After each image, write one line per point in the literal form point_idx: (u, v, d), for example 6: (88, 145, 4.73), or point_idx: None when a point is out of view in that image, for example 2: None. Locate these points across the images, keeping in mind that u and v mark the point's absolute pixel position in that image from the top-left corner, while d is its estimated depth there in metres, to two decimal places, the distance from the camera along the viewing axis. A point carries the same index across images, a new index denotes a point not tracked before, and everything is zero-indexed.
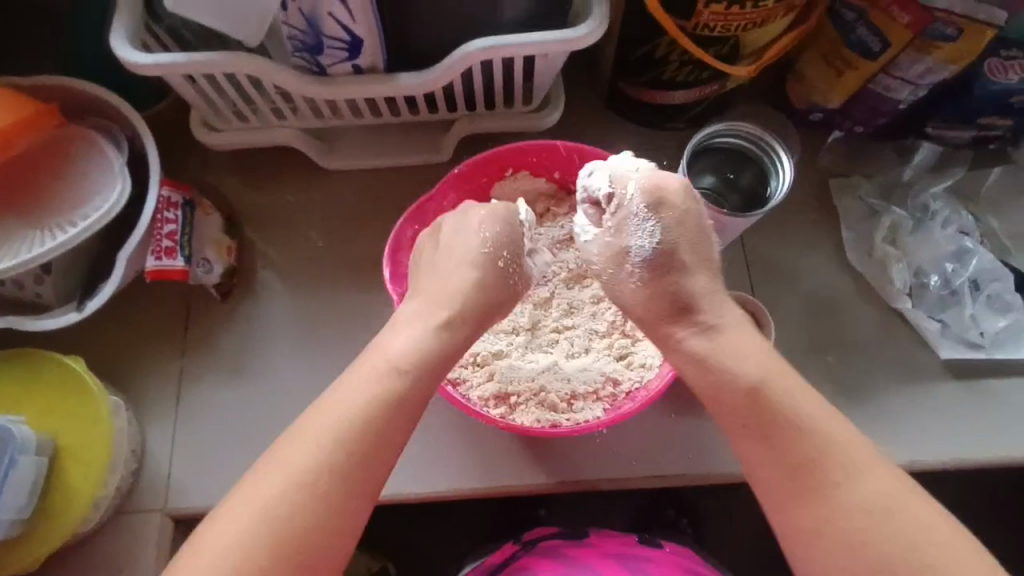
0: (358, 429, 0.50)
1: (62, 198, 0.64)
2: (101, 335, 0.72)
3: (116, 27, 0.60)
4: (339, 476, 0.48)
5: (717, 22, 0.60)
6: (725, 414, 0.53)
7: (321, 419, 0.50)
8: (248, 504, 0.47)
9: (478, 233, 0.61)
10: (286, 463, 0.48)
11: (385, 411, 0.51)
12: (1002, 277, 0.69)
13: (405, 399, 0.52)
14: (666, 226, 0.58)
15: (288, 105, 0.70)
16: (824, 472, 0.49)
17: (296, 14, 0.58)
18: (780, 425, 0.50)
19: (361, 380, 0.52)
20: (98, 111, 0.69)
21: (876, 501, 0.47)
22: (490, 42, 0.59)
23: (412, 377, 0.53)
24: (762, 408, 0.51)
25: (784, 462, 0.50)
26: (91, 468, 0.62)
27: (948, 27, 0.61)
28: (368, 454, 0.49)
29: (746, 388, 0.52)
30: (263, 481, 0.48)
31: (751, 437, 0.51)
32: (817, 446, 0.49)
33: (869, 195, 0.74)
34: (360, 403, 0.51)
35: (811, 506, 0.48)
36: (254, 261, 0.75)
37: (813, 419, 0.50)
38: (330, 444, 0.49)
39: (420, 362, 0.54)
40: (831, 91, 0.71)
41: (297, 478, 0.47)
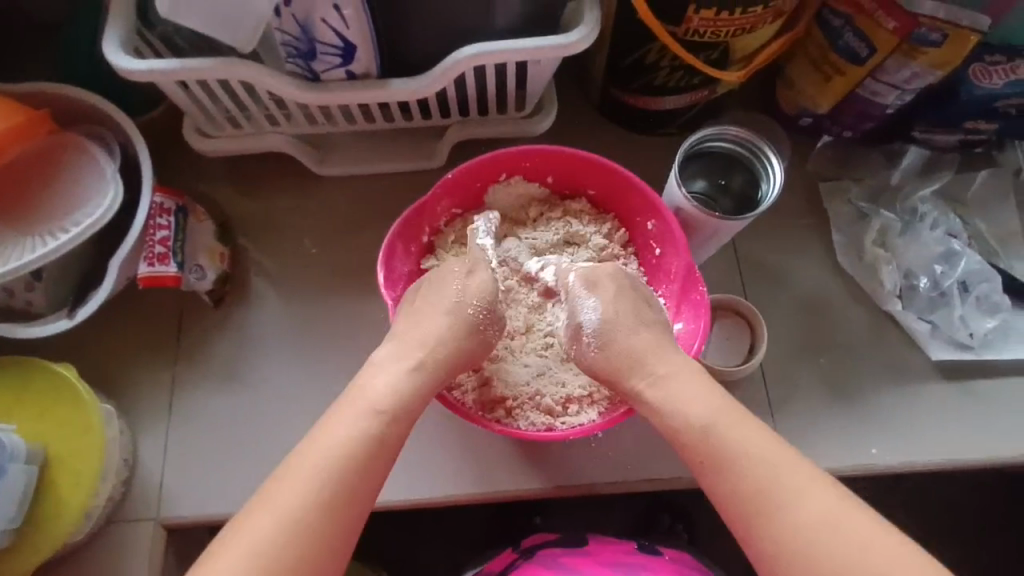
0: (342, 469, 0.50)
1: (54, 205, 0.64)
2: (92, 342, 0.72)
3: (109, 34, 0.61)
4: (323, 517, 0.48)
5: (707, 28, 0.60)
6: (688, 450, 0.53)
7: (304, 461, 0.50)
8: (234, 557, 0.46)
9: (450, 289, 0.60)
10: (272, 506, 0.48)
11: (368, 452, 0.51)
12: (990, 278, 0.70)
13: (386, 440, 0.52)
14: (606, 300, 0.60)
15: (282, 112, 0.70)
16: (781, 502, 0.49)
17: (289, 21, 0.59)
18: (733, 459, 0.51)
19: (341, 421, 0.52)
20: (90, 118, 0.69)
21: (830, 526, 0.47)
22: (482, 48, 0.60)
23: (393, 419, 0.53)
24: (711, 443, 0.52)
25: (742, 495, 0.50)
26: (82, 477, 0.62)
27: (933, 32, 0.62)
28: (353, 490, 0.50)
29: (695, 425, 0.53)
30: (247, 532, 0.47)
31: (709, 473, 0.52)
32: (767, 476, 0.50)
33: (859, 199, 0.75)
34: (342, 444, 0.50)
35: (773, 537, 0.48)
36: (247, 268, 0.75)
37: (769, 452, 0.51)
38: (312, 489, 0.48)
39: (400, 405, 0.54)
40: (820, 96, 0.72)
41: (283, 521, 0.47)
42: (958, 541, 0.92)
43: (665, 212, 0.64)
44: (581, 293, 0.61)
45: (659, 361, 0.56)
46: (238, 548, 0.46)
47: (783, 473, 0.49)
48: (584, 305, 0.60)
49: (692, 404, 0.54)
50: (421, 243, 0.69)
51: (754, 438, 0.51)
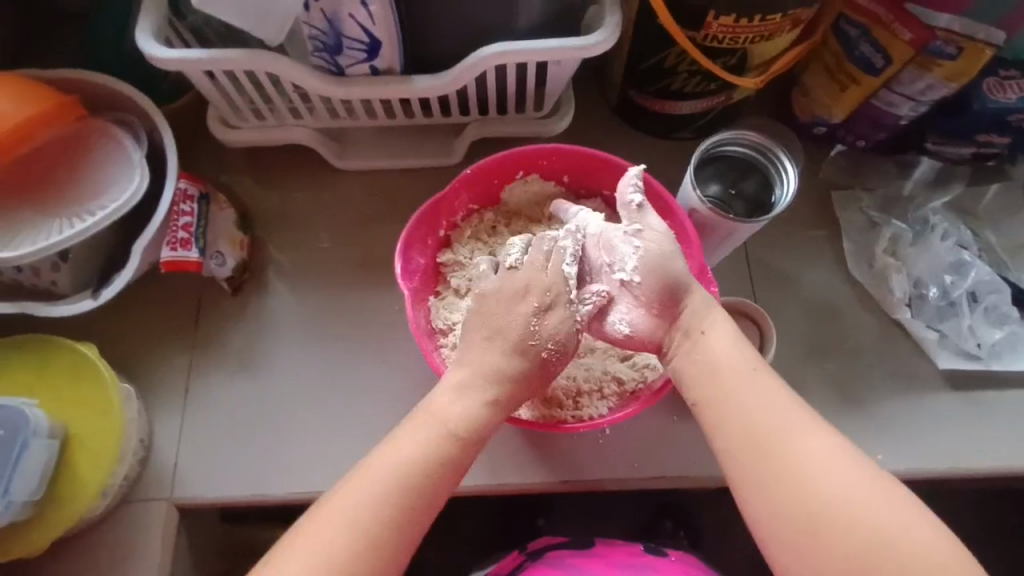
0: (412, 499, 0.50)
1: (82, 188, 0.65)
2: (111, 325, 0.73)
3: (141, 23, 0.62)
4: (394, 533, 0.49)
5: (726, 34, 0.62)
6: (691, 384, 0.55)
7: (372, 477, 0.50)
8: (327, 539, 0.48)
9: (527, 319, 0.56)
10: (346, 518, 0.49)
11: (441, 474, 0.52)
12: (1000, 289, 0.71)
13: (462, 462, 0.53)
14: None
15: (305, 105, 0.72)
16: (773, 437, 0.50)
17: (318, 17, 0.60)
18: (746, 394, 0.52)
19: (415, 443, 0.52)
20: (118, 104, 0.71)
21: (819, 465, 0.48)
22: (505, 47, 0.61)
23: (467, 444, 0.54)
24: (712, 374, 0.54)
25: (747, 431, 0.51)
26: (100, 455, 0.63)
27: (948, 45, 0.63)
28: (420, 509, 0.51)
29: (717, 357, 0.54)
30: (342, 516, 0.49)
31: (712, 405, 0.53)
32: (765, 415, 0.51)
33: (871, 208, 0.76)
34: (415, 471, 0.51)
35: (768, 474, 0.49)
36: (266, 256, 0.76)
37: (766, 395, 0.52)
38: (384, 506, 0.49)
39: (474, 432, 0.54)
40: (835, 105, 0.73)
41: (357, 541, 0.48)
42: None
43: (677, 211, 0.65)
44: None
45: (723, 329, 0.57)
46: (317, 533, 0.48)
47: (790, 416, 0.51)
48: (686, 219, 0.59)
49: (718, 341, 0.55)
50: (438, 237, 0.70)
51: (758, 381, 0.53)
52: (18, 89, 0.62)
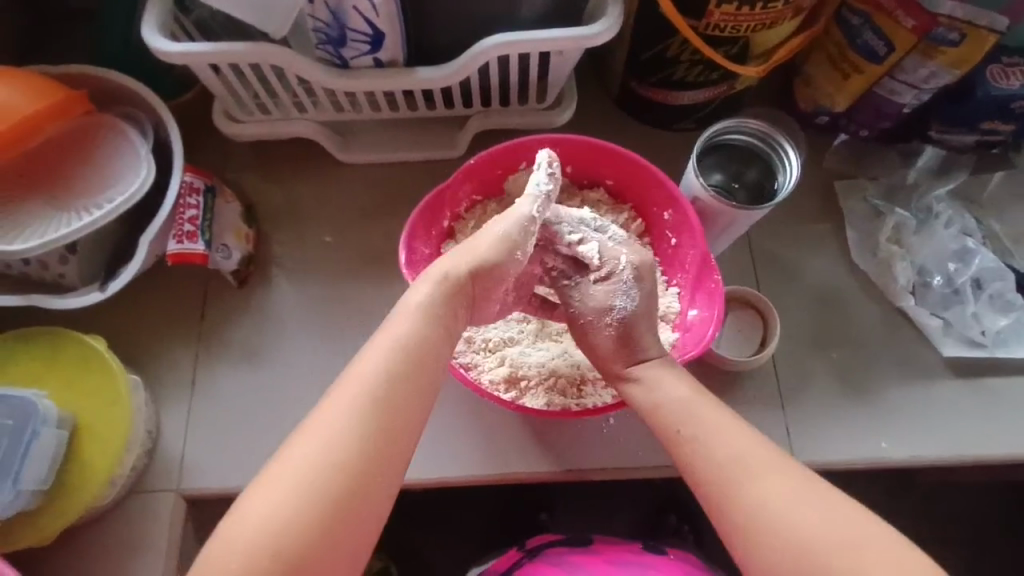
0: (384, 394, 0.50)
1: (89, 182, 0.66)
2: (117, 317, 0.74)
3: (147, 17, 0.63)
4: (371, 431, 0.48)
5: (728, 22, 0.62)
6: (664, 426, 0.55)
7: (342, 396, 0.49)
8: (315, 460, 0.47)
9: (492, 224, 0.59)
10: (326, 429, 0.48)
11: (411, 360, 0.52)
12: (1005, 277, 0.71)
13: (432, 346, 0.53)
14: (643, 296, 0.59)
15: (309, 98, 0.72)
16: (747, 477, 0.50)
17: (321, 8, 0.61)
18: (706, 433, 0.53)
19: (386, 339, 0.52)
20: (124, 99, 0.71)
21: (795, 505, 0.48)
22: (506, 37, 0.62)
23: (435, 329, 0.54)
24: (686, 414, 0.54)
25: (714, 472, 0.51)
26: (108, 445, 0.63)
27: (951, 32, 0.63)
28: (398, 404, 0.50)
29: (671, 403, 0.55)
30: (325, 430, 0.48)
31: (682, 447, 0.54)
32: (735, 454, 0.51)
33: (875, 196, 0.76)
34: (383, 367, 0.51)
35: (740, 514, 0.49)
36: (270, 249, 0.77)
37: (737, 437, 0.52)
38: (358, 410, 0.49)
39: (442, 316, 0.55)
40: (838, 94, 0.73)
41: (341, 449, 0.47)
42: (964, 551, 0.92)
43: (680, 200, 0.66)
44: (631, 284, 0.59)
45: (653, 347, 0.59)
46: (291, 467, 0.47)
47: (757, 453, 0.51)
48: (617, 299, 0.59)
49: (672, 386, 0.56)
50: (443, 227, 0.70)
51: (729, 422, 0.54)
52: (25, 84, 0.63)
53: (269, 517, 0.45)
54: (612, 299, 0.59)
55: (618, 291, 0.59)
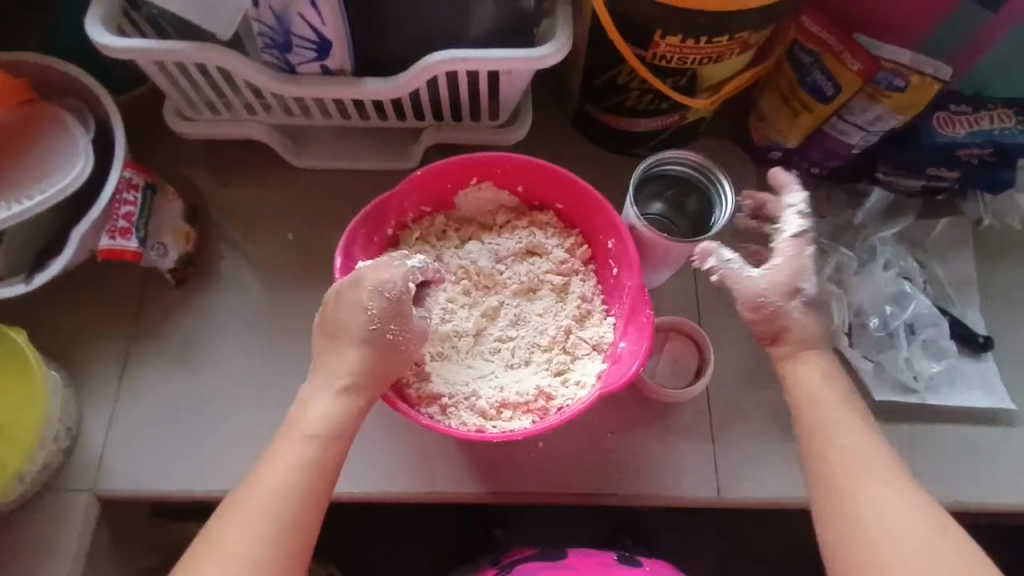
0: (284, 505, 0.53)
1: (23, 172, 0.65)
2: (48, 311, 0.72)
3: (91, 11, 0.62)
4: (285, 527, 0.52)
5: (674, 53, 0.62)
6: (812, 412, 0.56)
7: (284, 457, 0.55)
8: (245, 535, 0.51)
9: (363, 313, 0.58)
10: (247, 518, 0.52)
11: (319, 474, 0.55)
12: (937, 322, 0.71)
13: (330, 461, 0.55)
14: (792, 270, 0.58)
15: (259, 101, 0.72)
16: (865, 477, 0.52)
17: (267, 14, 0.60)
18: (847, 431, 0.55)
19: (285, 452, 0.55)
20: (70, 90, 0.70)
21: (905, 514, 0.50)
22: (452, 54, 0.62)
23: (327, 443, 0.56)
24: (839, 411, 0.56)
25: (879, 462, 0.53)
26: (18, 442, 0.62)
27: (896, 78, 0.64)
28: (310, 504, 0.54)
29: (829, 396, 0.57)
30: (249, 507, 0.53)
31: (815, 433, 0.55)
32: (871, 459, 0.53)
33: (821, 235, 0.75)
34: (285, 479, 0.54)
35: (849, 506, 0.52)
36: (213, 250, 0.76)
37: (869, 441, 0.54)
38: (280, 508, 0.53)
39: (337, 430, 0.57)
40: (788, 130, 0.73)
41: (254, 539, 0.51)
42: None
43: (622, 230, 0.65)
44: (793, 267, 0.58)
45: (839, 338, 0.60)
46: (224, 548, 0.51)
47: (891, 463, 0.53)
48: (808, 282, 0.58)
49: (823, 381, 0.57)
50: (384, 235, 0.68)
51: (869, 427, 0.55)
52: None
53: None
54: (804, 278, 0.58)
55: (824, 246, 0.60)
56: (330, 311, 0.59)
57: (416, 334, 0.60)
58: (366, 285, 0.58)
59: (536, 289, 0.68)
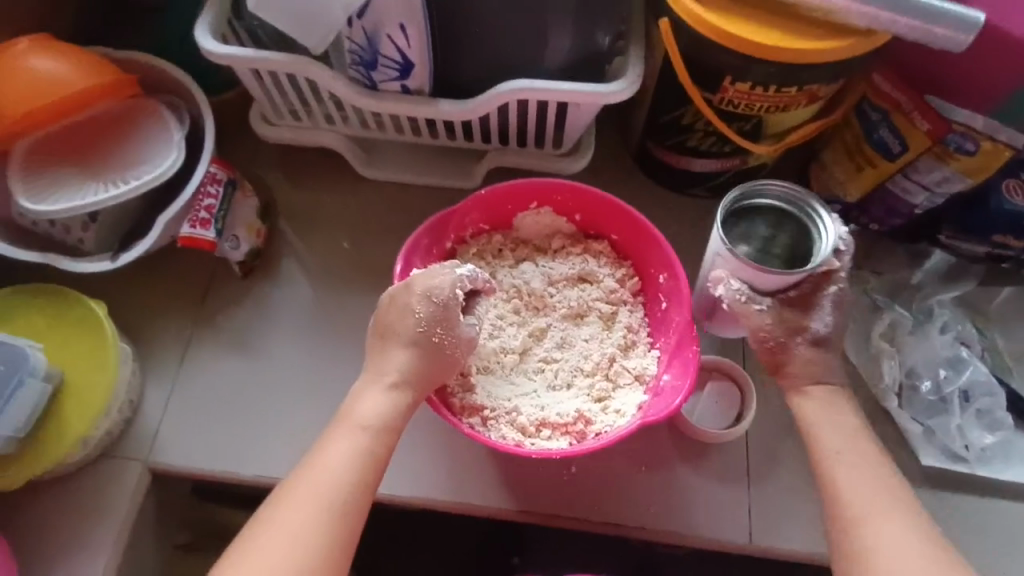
0: (331, 497, 0.55)
1: (123, 158, 0.70)
2: (125, 289, 0.78)
3: (202, 19, 0.68)
4: (338, 514, 0.55)
5: (741, 100, 0.63)
6: (827, 444, 0.60)
7: (335, 448, 0.57)
8: (303, 513, 0.54)
9: (411, 316, 0.61)
10: (303, 502, 0.54)
11: (370, 465, 0.57)
12: (993, 392, 0.69)
13: (380, 454, 0.58)
14: (812, 312, 0.63)
15: (339, 113, 0.77)
16: (876, 507, 0.56)
17: (359, 33, 0.65)
18: (861, 463, 0.59)
19: (337, 444, 0.58)
20: (170, 88, 0.76)
21: (913, 544, 0.55)
22: (526, 83, 0.65)
23: (378, 437, 0.58)
24: (853, 445, 0.60)
25: (880, 496, 0.57)
26: (88, 407, 0.66)
27: (966, 140, 0.64)
28: (351, 498, 0.55)
29: (850, 431, 0.61)
30: (307, 484, 0.55)
31: (830, 466, 0.59)
32: (881, 490, 0.57)
33: (875, 291, 0.75)
34: (334, 467, 0.56)
35: (865, 536, 0.55)
36: (280, 247, 0.80)
37: (879, 468, 0.59)
38: (331, 494, 0.55)
39: (389, 422, 0.59)
40: (850, 184, 0.73)
41: (307, 520, 0.54)
42: None
43: (677, 266, 0.67)
44: (814, 308, 0.63)
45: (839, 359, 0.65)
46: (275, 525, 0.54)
47: (900, 493, 0.57)
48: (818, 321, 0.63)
49: (842, 414, 0.62)
50: (444, 248, 0.71)
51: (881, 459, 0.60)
52: (82, 59, 0.68)
53: (268, 563, 0.52)
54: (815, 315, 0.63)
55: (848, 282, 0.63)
56: (383, 314, 0.62)
57: (462, 341, 0.62)
58: (416, 290, 0.61)
59: (584, 314, 0.69)
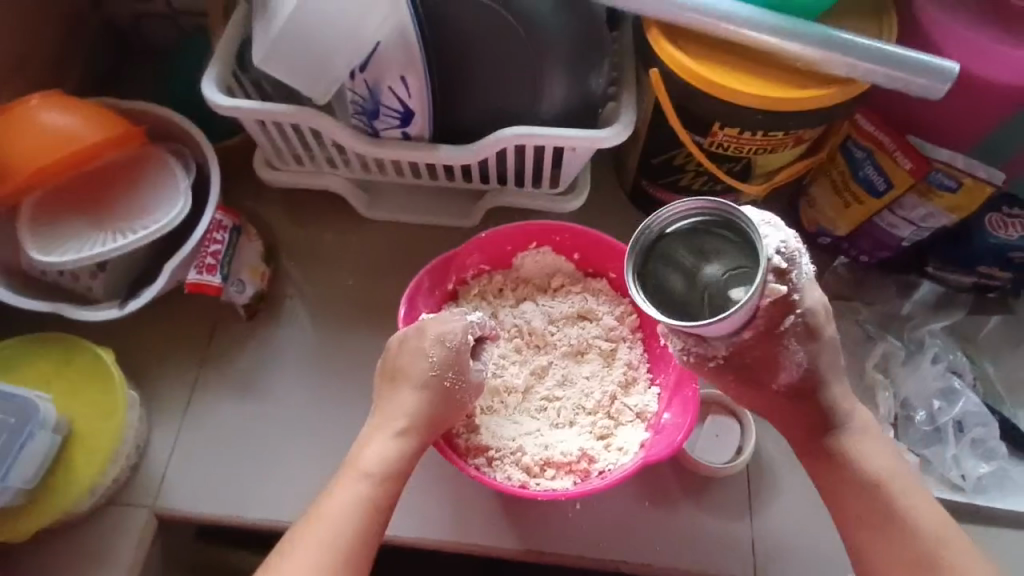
0: (338, 543, 0.56)
1: (131, 208, 0.72)
2: (131, 334, 0.79)
3: (208, 72, 0.70)
4: (345, 560, 0.55)
5: (730, 143, 0.65)
6: (850, 508, 0.60)
7: (342, 493, 0.58)
8: (309, 564, 0.55)
9: (425, 359, 0.62)
10: (309, 552, 0.55)
11: (375, 511, 0.58)
12: (986, 422, 0.70)
13: (387, 499, 0.58)
14: (784, 353, 0.61)
15: (340, 157, 0.78)
16: (925, 562, 0.56)
17: (361, 84, 0.68)
18: (896, 520, 0.58)
19: (342, 491, 0.58)
20: (175, 136, 0.78)
21: None
22: (524, 129, 0.67)
23: (387, 481, 0.59)
24: (883, 500, 0.58)
25: (910, 568, 0.56)
26: (97, 454, 0.67)
27: (947, 178, 0.66)
28: (358, 544, 0.56)
29: (872, 488, 0.59)
30: (314, 533, 0.56)
31: (865, 530, 0.59)
32: (925, 547, 0.57)
33: (867, 321, 0.77)
34: (340, 514, 0.57)
35: None
36: (284, 288, 0.81)
37: (918, 517, 0.58)
38: (338, 541, 0.56)
39: (389, 469, 0.60)
40: (838, 219, 0.75)
41: (314, 568, 0.55)
42: None
43: None
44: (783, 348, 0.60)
45: (837, 387, 0.62)
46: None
47: (946, 542, 0.57)
48: (792, 357, 0.61)
49: (870, 463, 0.60)
50: (446, 289, 0.73)
51: (919, 506, 0.58)
52: (91, 113, 0.70)
53: None
54: (788, 350, 0.60)
55: (813, 302, 0.60)
56: (392, 358, 0.64)
57: (471, 386, 0.63)
58: (430, 334, 0.62)
59: (585, 352, 0.71)
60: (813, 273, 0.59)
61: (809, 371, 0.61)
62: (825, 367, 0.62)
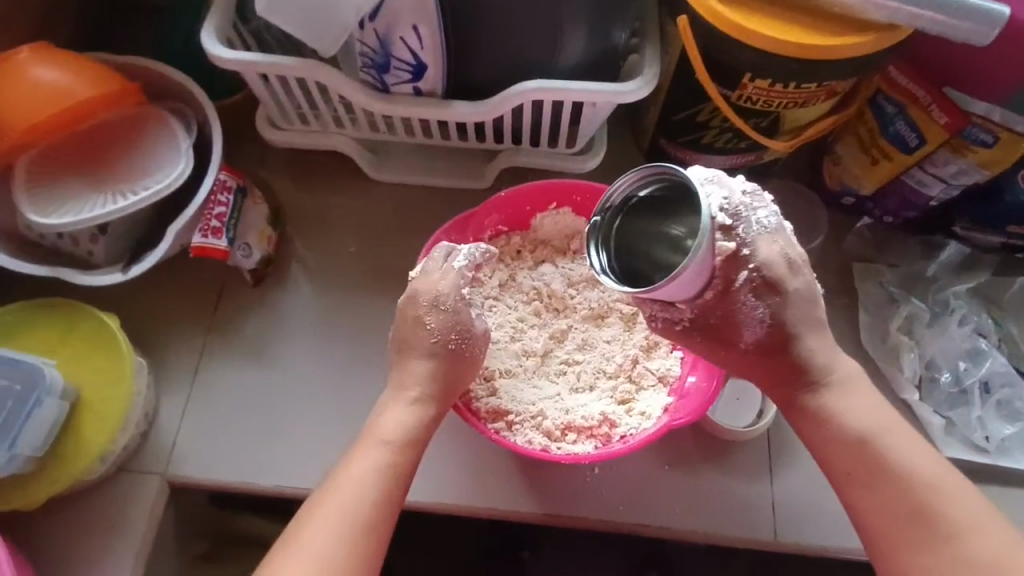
0: (356, 509, 0.55)
1: (130, 169, 0.69)
2: (135, 300, 0.76)
3: (208, 24, 0.66)
4: (363, 529, 0.54)
5: (760, 96, 0.63)
6: (835, 463, 0.58)
7: (360, 460, 0.57)
8: (324, 533, 0.53)
9: (424, 330, 0.60)
10: (324, 522, 0.54)
11: (392, 478, 0.56)
12: (1014, 383, 0.69)
13: (406, 466, 0.58)
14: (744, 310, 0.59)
15: (348, 116, 0.75)
16: (925, 511, 0.55)
17: (371, 35, 0.64)
18: (885, 471, 0.56)
19: (359, 459, 0.57)
20: (174, 94, 0.75)
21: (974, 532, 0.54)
22: (545, 82, 0.64)
23: (405, 447, 0.58)
24: (868, 451, 0.57)
25: (899, 518, 0.55)
26: (105, 422, 0.65)
27: (982, 132, 0.64)
28: (376, 510, 0.55)
29: (852, 441, 0.58)
30: (330, 501, 0.55)
31: (855, 486, 0.57)
32: (916, 492, 0.55)
33: (891, 283, 0.75)
34: (357, 482, 0.56)
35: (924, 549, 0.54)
36: (291, 252, 0.79)
37: (909, 463, 0.56)
38: (356, 510, 0.55)
39: (408, 436, 0.59)
40: (864, 177, 0.73)
41: (330, 535, 0.53)
42: None
43: None
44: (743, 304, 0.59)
45: (811, 338, 0.60)
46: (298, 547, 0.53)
47: (939, 486, 0.56)
48: (754, 315, 0.59)
49: (850, 415, 0.59)
50: None
51: (903, 450, 0.57)
52: (83, 67, 0.67)
53: None
54: (747, 306, 0.58)
55: (768, 254, 0.57)
56: (401, 321, 0.61)
57: (482, 350, 0.62)
58: (423, 300, 0.60)
59: (606, 315, 0.69)
60: (766, 228, 0.57)
61: (772, 326, 0.59)
62: (792, 321, 0.59)
